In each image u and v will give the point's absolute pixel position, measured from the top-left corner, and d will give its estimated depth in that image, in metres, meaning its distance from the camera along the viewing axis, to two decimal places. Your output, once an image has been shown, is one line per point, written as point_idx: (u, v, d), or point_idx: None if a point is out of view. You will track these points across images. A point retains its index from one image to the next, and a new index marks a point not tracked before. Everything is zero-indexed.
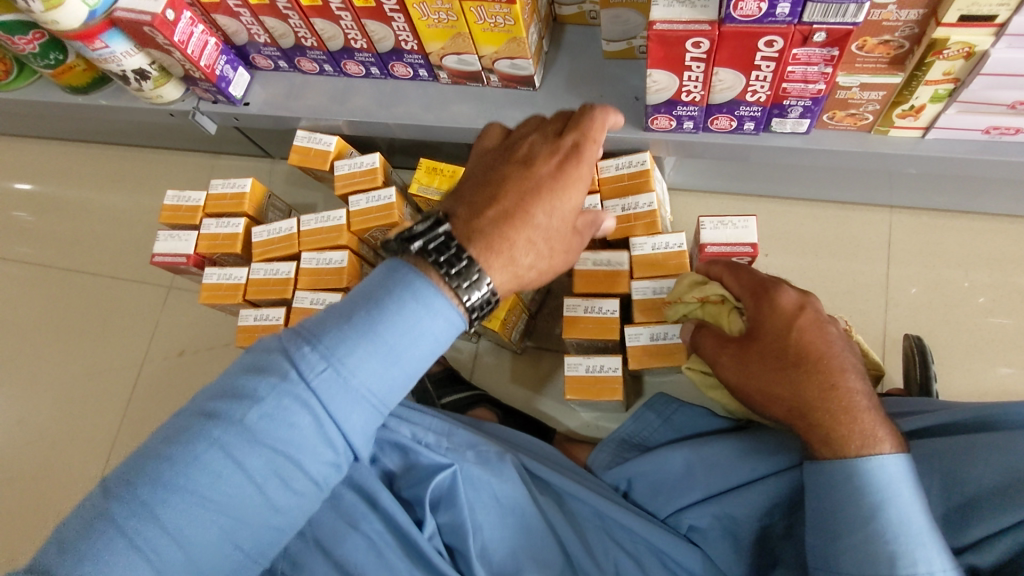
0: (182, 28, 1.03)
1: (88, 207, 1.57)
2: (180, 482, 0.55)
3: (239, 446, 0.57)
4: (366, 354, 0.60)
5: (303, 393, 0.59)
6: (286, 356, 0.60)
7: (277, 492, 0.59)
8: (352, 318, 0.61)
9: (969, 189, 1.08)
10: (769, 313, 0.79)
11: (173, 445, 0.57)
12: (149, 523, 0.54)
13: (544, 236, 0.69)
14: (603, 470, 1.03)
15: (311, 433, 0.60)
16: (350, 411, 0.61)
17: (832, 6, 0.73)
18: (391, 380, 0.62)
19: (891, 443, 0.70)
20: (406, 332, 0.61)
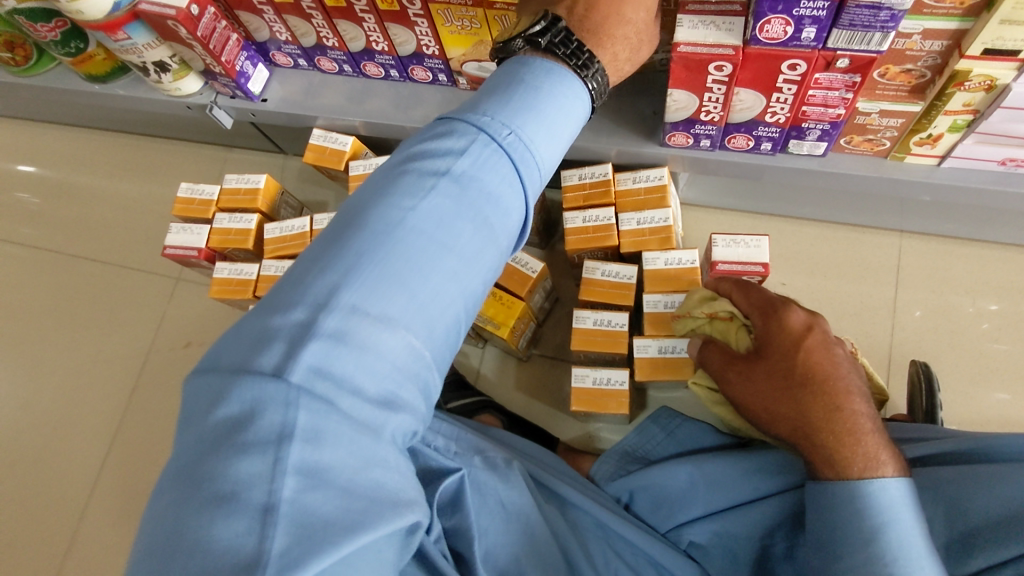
0: (206, 23, 1.03)
1: (98, 194, 1.57)
2: (374, 259, 0.49)
3: (442, 210, 0.52)
4: (535, 120, 0.57)
5: (493, 153, 0.55)
6: (467, 123, 0.56)
7: (477, 273, 0.54)
8: (513, 95, 0.58)
9: (981, 219, 1.08)
10: (777, 332, 0.81)
11: (357, 229, 0.50)
12: (346, 324, 0.46)
13: (635, 31, 0.68)
14: (606, 481, 1.03)
15: (503, 195, 0.56)
16: (533, 184, 0.59)
17: (858, 33, 0.73)
18: (557, 150, 0.60)
19: (893, 467, 0.71)
20: (564, 109, 0.60)
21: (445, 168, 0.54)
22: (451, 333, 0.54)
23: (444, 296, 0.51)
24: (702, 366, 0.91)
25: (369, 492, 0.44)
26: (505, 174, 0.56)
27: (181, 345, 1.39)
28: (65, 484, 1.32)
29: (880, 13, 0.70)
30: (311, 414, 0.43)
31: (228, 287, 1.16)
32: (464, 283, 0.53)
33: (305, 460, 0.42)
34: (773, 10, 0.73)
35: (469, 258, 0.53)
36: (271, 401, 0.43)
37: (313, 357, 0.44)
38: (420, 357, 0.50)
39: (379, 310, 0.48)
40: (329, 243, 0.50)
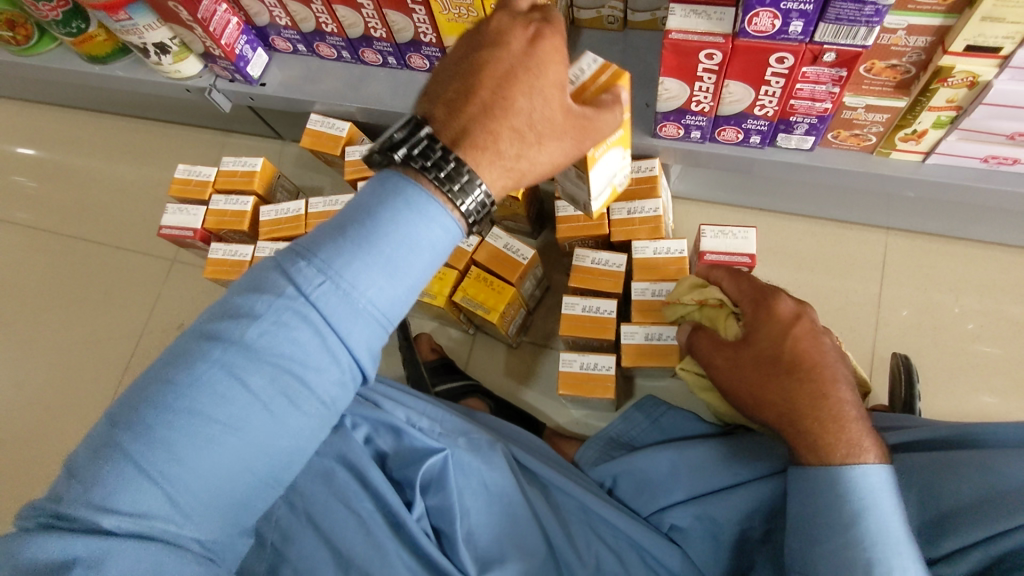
0: (207, 6, 1.04)
1: (95, 176, 1.58)
2: (155, 431, 0.52)
3: (230, 376, 0.53)
4: (363, 263, 0.56)
5: (301, 309, 0.55)
6: (276, 281, 0.56)
7: (278, 426, 0.56)
8: (338, 242, 0.56)
9: (966, 217, 1.10)
10: (766, 320, 0.83)
11: (150, 397, 0.53)
12: (118, 493, 0.50)
13: (531, 122, 0.61)
14: (590, 466, 1.05)
15: (309, 351, 0.56)
16: (355, 332, 0.57)
17: (844, 27, 0.76)
18: (391, 293, 0.58)
19: (876, 454, 0.72)
20: (405, 248, 0.57)
21: (239, 331, 0.54)
22: (249, 481, 0.56)
23: (231, 458, 0.54)
24: (691, 351, 0.93)
25: None
26: (308, 333, 0.56)
27: (174, 326, 1.40)
28: (57, 460, 1.33)
29: (864, 9, 0.72)
30: (89, 547, 0.48)
31: (223, 268, 1.18)
32: (256, 442, 0.55)
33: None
34: (761, 3, 0.75)
35: (265, 416, 0.55)
36: (47, 548, 0.48)
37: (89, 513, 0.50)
38: (203, 509, 0.53)
39: (154, 476, 0.51)
40: (125, 406, 0.53)
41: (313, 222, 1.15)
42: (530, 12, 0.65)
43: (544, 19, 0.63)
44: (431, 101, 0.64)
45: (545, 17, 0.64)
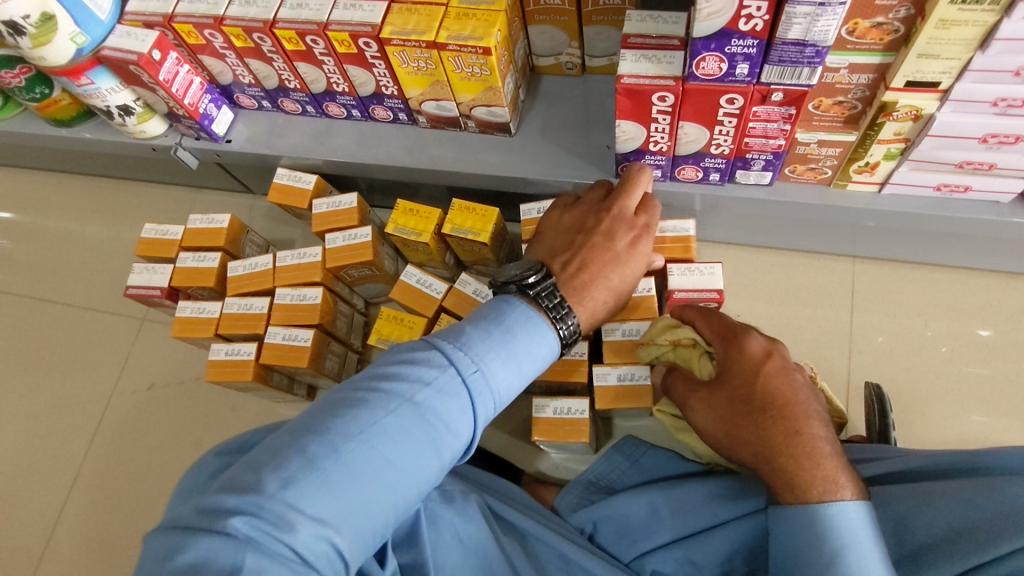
0: (168, 67, 1.05)
1: (64, 237, 1.57)
2: (336, 463, 0.56)
3: (398, 428, 0.59)
4: (504, 360, 0.66)
5: (457, 384, 0.63)
6: (440, 354, 0.64)
7: (418, 485, 0.60)
8: (487, 335, 0.67)
9: (927, 243, 1.12)
10: (738, 358, 0.83)
11: (328, 431, 0.57)
12: (292, 509, 0.52)
13: (614, 298, 0.81)
14: (569, 512, 1.03)
15: (457, 421, 0.63)
16: (485, 413, 0.66)
17: (787, 68, 0.78)
18: (515, 388, 0.68)
19: (852, 489, 0.72)
20: (533, 352, 0.69)
21: (410, 390, 0.61)
22: (379, 537, 0.59)
23: (382, 505, 0.58)
24: (665, 391, 0.92)
25: None
26: (460, 404, 0.63)
27: (146, 386, 1.37)
28: (24, 533, 1.28)
29: (805, 50, 0.75)
30: (255, 561, 0.49)
31: (191, 326, 1.16)
32: (398, 497, 0.59)
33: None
34: (707, 48, 0.77)
35: (413, 474, 0.60)
36: (223, 552, 0.49)
37: (259, 525, 0.51)
38: (354, 541, 0.55)
39: (329, 504, 0.54)
40: (300, 435, 0.57)
41: (281, 276, 1.15)
42: (636, 215, 0.83)
43: (648, 226, 0.83)
44: (553, 254, 0.82)
45: (648, 223, 0.84)
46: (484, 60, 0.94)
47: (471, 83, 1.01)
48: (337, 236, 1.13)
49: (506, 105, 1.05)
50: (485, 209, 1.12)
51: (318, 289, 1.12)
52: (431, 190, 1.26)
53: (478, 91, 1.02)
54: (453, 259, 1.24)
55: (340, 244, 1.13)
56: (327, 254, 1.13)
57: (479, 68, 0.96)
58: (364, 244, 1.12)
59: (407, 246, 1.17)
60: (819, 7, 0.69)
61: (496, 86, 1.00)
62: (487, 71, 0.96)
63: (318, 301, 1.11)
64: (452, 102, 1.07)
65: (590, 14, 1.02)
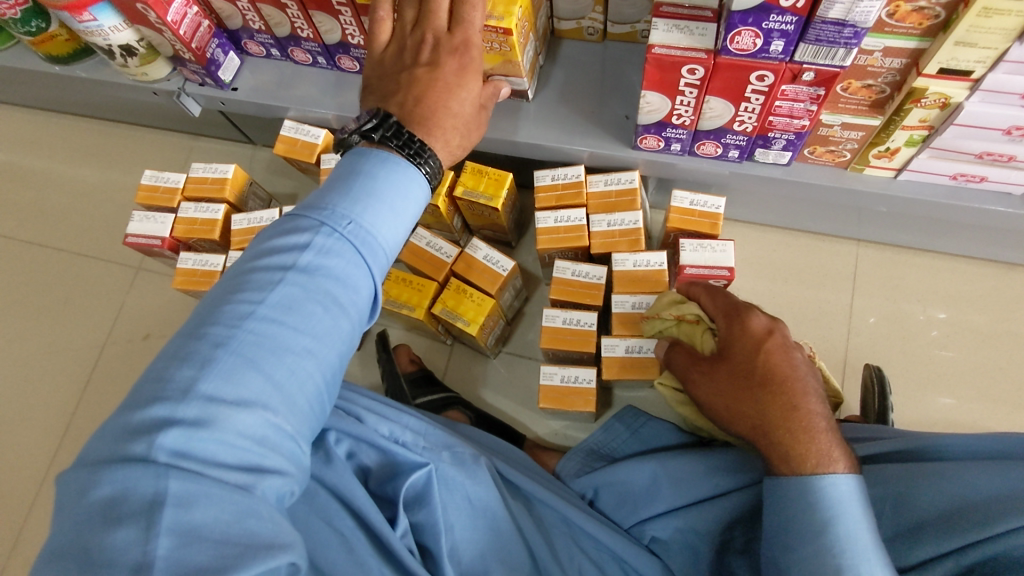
0: (177, 8, 1.01)
1: (56, 180, 1.52)
2: (229, 350, 0.52)
3: (286, 301, 0.56)
4: (376, 207, 0.61)
5: (337, 243, 0.59)
6: (309, 220, 0.60)
7: (331, 347, 0.58)
8: (351, 186, 0.62)
9: (934, 231, 1.13)
10: (739, 334, 0.83)
11: (214, 323, 0.54)
12: (205, 410, 0.50)
13: (462, 123, 0.73)
14: (571, 478, 1.05)
15: (352, 278, 0.60)
16: (380, 263, 0.62)
17: (823, 48, 0.77)
18: (402, 230, 0.64)
19: (845, 463, 0.73)
20: (406, 193, 0.64)
21: (291, 259, 0.58)
22: (314, 403, 0.57)
23: (303, 377, 0.56)
24: (668, 367, 0.94)
25: (242, 541, 0.47)
26: (350, 261, 0.59)
27: (141, 337, 1.35)
28: (15, 479, 1.27)
29: (844, 31, 0.73)
30: (180, 483, 0.47)
31: (194, 278, 1.14)
32: (315, 363, 0.57)
33: (178, 522, 0.45)
34: (744, 22, 0.76)
35: (321, 336, 0.57)
36: (143, 478, 0.46)
37: (177, 438, 0.48)
38: (286, 424, 0.54)
39: (236, 393, 0.51)
40: (186, 338, 0.53)
41: None
42: (451, 34, 0.73)
43: (468, 41, 0.73)
44: (386, 97, 0.72)
45: (469, 38, 0.73)
46: (504, 38, 0.91)
47: (489, 57, 0.97)
48: None
49: (524, 75, 1.03)
50: (498, 173, 1.11)
51: None
52: None
53: (496, 63, 0.99)
54: (461, 223, 1.23)
55: None
56: None
57: (498, 44, 0.93)
58: None
59: None
60: None
61: (515, 60, 0.97)
62: (507, 48, 0.94)
63: None
64: None
65: None
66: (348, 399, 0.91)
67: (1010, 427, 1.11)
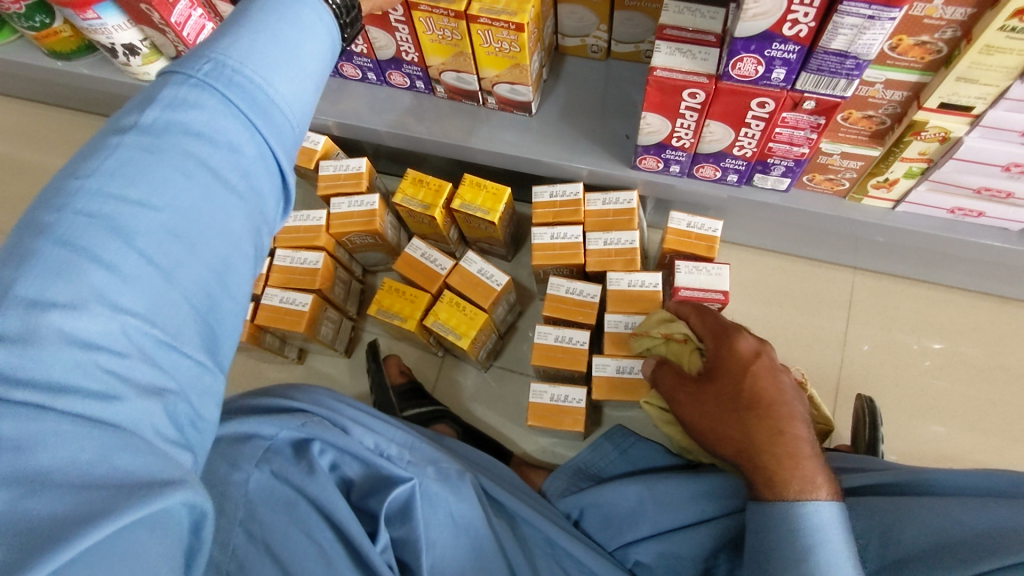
0: (182, 10, 1.01)
1: (54, 174, 1.51)
2: (63, 238, 0.40)
3: (145, 172, 0.44)
4: (251, 47, 0.49)
5: (206, 97, 0.47)
6: (157, 81, 0.48)
7: (211, 228, 0.46)
8: (221, 36, 0.50)
9: (930, 263, 1.13)
10: (728, 355, 0.84)
11: (49, 212, 0.41)
12: (32, 317, 0.38)
13: None
14: (557, 497, 1.04)
15: (226, 139, 0.47)
16: (275, 127, 0.50)
17: (824, 78, 0.77)
18: (301, 83, 0.52)
19: (829, 491, 0.72)
20: (291, 30, 0.51)
21: (132, 121, 0.46)
22: (199, 294, 0.46)
23: (180, 262, 0.44)
24: (657, 388, 0.93)
25: (109, 483, 0.37)
26: (218, 118, 0.47)
27: None
28: None
29: (846, 62, 0.73)
30: (11, 426, 0.35)
31: None
32: (197, 247, 0.45)
33: (16, 468, 0.35)
34: (746, 49, 0.76)
35: (187, 210, 0.45)
36: None
37: (1, 359, 0.37)
38: (151, 325, 0.42)
39: (77, 288, 0.40)
40: (15, 239, 0.41)
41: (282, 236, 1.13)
42: None
43: None
44: None
45: None
46: (514, 36, 0.91)
47: (497, 59, 0.98)
48: (342, 202, 1.12)
49: (530, 85, 1.02)
50: (496, 188, 1.11)
51: (319, 253, 1.11)
52: (439, 162, 1.23)
53: (503, 68, 1.00)
54: (457, 234, 1.22)
55: (345, 210, 1.11)
56: (331, 217, 1.12)
57: (507, 44, 0.93)
58: (370, 211, 1.10)
59: (413, 217, 1.15)
60: (868, 20, 0.67)
61: (523, 64, 0.97)
62: (517, 48, 0.94)
63: (319, 266, 1.10)
64: (475, 76, 1.04)
65: None
66: (333, 409, 0.89)
67: (1001, 462, 1.11)
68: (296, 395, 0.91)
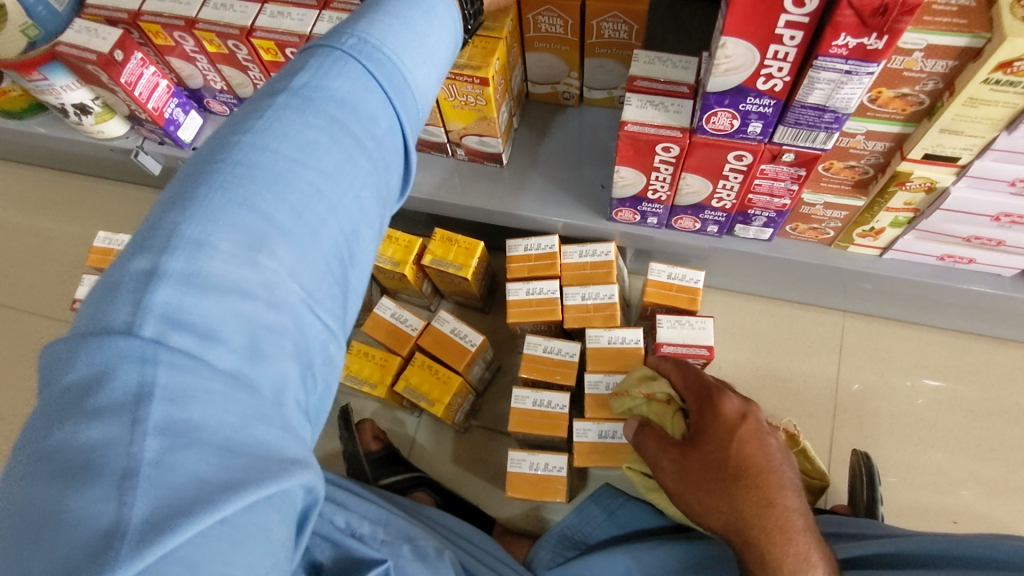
0: (131, 69, 0.96)
1: (11, 234, 1.45)
2: (223, 189, 0.39)
3: (294, 130, 0.43)
4: (397, 31, 0.48)
5: (351, 68, 0.46)
6: (308, 51, 0.47)
7: (347, 198, 0.44)
8: (367, 14, 0.49)
9: (920, 306, 1.09)
10: (712, 420, 0.77)
11: (208, 158, 0.41)
12: (195, 262, 0.37)
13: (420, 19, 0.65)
14: (543, 569, 0.97)
15: (368, 110, 0.46)
16: (408, 105, 0.49)
17: (803, 131, 0.73)
18: (428, 65, 0.51)
19: (824, 569, 0.68)
20: (428, 21, 0.51)
21: (288, 86, 0.45)
22: (334, 263, 0.44)
23: (319, 225, 0.42)
24: (638, 450, 0.86)
25: (249, 452, 0.34)
26: (361, 89, 0.46)
27: None
28: None
29: (824, 115, 0.70)
30: (174, 373, 0.34)
31: None
32: (337, 212, 0.44)
33: (169, 421, 0.33)
34: (720, 103, 0.72)
35: (331, 177, 0.43)
36: (125, 357, 0.33)
37: (168, 297, 0.35)
38: (297, 288, 0.41)
39: (234, 244, 0.38)
40: (182, 176, 0.41)
41: None
42: None
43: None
44: None
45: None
46: (480, 90, 0.88)
47: (463, 112, 0.94)
48: None
49: (499, 136, 0.99)
50: (469, 242, 1.06)
51: None
52: (410, 214, 1.19)
53: (469, 121, 0.96)
54: (431, 287, 1.17)
55: None
56: None
57: (474, 97, 0.89)
58: None
59: (383, 273, 1.10)
60: (846, 75, 0.64)
61: (491, 116, 0.93)
62: (483, 102, 0.90)
63: None
64: (441, 129, 1.00)
65: (593, 46, 0.96)
66: None
67: (1007, 513, 1.05)
68: None
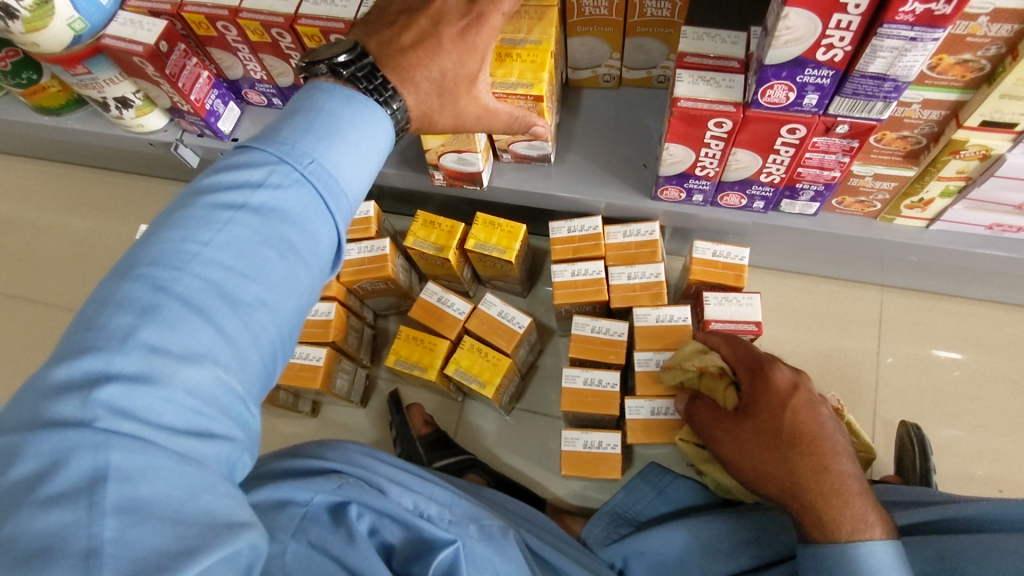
0: (176, 60, 0.96)
1: (45, 230, 1.46)
2: (172, 294, 0.45)
3: (237, 239, 0.48)
4: (339, 150, 0.54)
5: (294, 184, 0.51)
6: (244, 162, 0.51)
7: (285, 300, 0.50)
8: (309, 124, 0.54)
9: (963, 278, 1.10)
10: (763, 392, 0.79)
11: (149, 260, 0.46)
12: (148, 363, 0.42)
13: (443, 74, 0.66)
14: (597, 545, 0.99)
15: (310, 224, 0.52)
16: (345, 213, 0.55)
17: (860, 101, 0.73)
18: (368, 174, 0.56)
19: (882, 529, 0.67)
20: (368, 133, 0.56)
21: (236, 196, 0.50)
22: (268, 359, 0.49)
23: (255, 330, 0.48)
24: (688, 420, 0.89)
25: (196, 519, 0.40)
26: (307, 204, 0.52)
27: None
28: None
29: (883, 85, 0.70)
30: (126, 457, 0.39)
31: None
32: (273, 315, 0.49)
33: (121, 502, 0.38)
34: (777, 76, 0.73)
35: (274, 287, 0.49)
36: (79, 447, 0.38)
37: (115, 395, 0.40)
38: (236, 384, 0.46)
39: (183, 345, 0.44)
40: (118, 276, 0.46)
41: None
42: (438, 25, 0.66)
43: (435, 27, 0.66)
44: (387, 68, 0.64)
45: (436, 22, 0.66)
46: (532, 102, 0.87)
47: None
48: (351, 248, 1.07)
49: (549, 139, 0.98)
50: (511, 225, 1.06)
51: (331, 303, 1.06)
52: (449, 201, 1.20)
53: None
54: (470, 273, 1.18)
55: (356, 257, 1.07)
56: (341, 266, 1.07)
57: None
58: (381, 257, 1.06)
59: (424, 259, 1.10)
60: (910, 42, 0.64)
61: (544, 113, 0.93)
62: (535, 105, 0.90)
63: (332, 317, 1.06)
64: (476, 154, 0.96)
65: (635, 26, 0.96)
66: (369, 467, 0.83)
67: None
68: (327, 453, 0.84)
